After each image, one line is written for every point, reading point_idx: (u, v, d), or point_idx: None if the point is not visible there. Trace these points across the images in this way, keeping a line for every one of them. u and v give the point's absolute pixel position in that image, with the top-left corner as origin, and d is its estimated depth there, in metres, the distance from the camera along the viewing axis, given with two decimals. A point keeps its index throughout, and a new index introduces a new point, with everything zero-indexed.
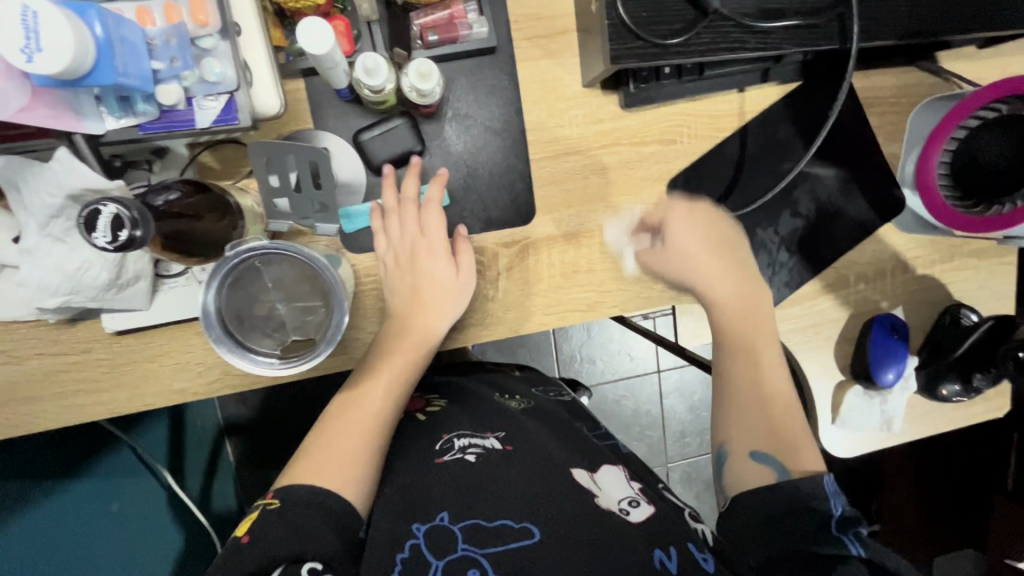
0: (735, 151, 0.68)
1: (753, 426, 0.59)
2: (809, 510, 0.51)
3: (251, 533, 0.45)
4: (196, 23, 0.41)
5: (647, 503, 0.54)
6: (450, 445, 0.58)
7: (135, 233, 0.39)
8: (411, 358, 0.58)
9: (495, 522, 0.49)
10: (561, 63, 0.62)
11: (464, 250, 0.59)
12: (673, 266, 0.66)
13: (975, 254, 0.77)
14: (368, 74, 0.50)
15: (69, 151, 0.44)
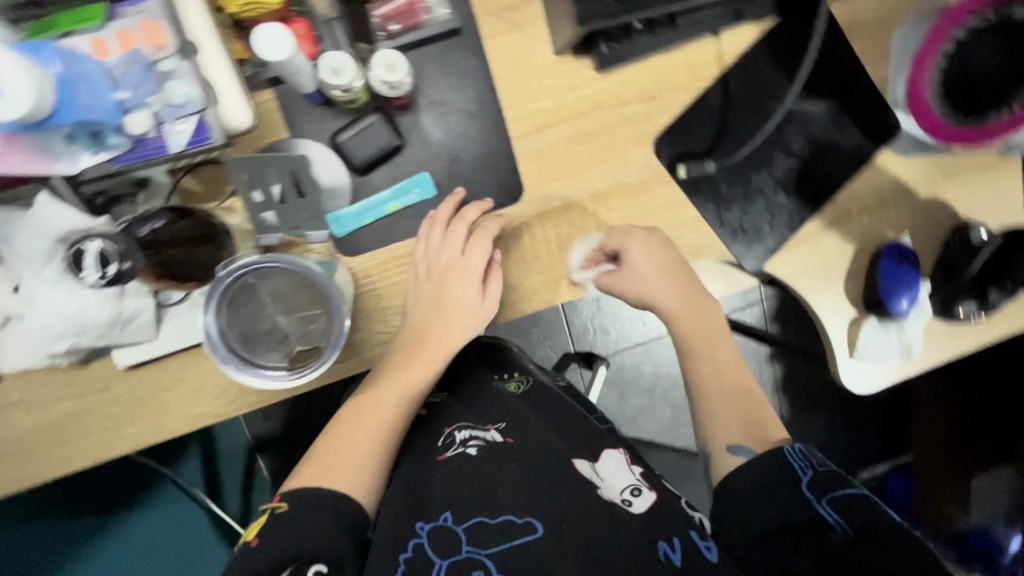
0: (718, 98, 0.67)
1: (729, 413, 0.61)
2: (783, 475, 0.51)
3: (260, 535, 0.46)
4: (154, 47, 0.41)
5: (648, 491, 0.57)
6: (451, 440, 0.60)
7: (123, 267, 0.47)
8: (434, 366, 0.59)
9: (498, 519, 0.51)
10: (529, 34, 0.60)
11: (495, 278, 0.60)
12: (631, 283, 0.64)
13: (978, 169, 0.75)
14: (334, 73, 0.49)
15: (49, 195, 0.48)
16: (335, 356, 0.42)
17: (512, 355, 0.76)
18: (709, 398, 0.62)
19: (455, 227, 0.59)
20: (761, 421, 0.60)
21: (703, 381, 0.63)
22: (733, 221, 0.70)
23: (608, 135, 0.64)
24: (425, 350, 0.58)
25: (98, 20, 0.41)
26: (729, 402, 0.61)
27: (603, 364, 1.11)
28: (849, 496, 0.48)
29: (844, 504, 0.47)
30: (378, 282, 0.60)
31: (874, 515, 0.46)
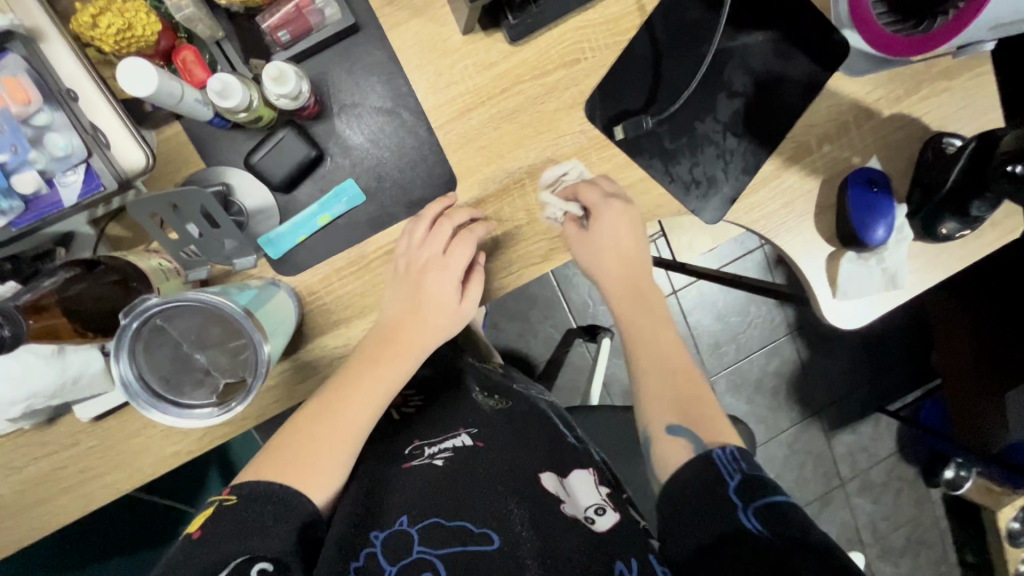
0: (646, 49, 0.63)
1: (661, 397, 0.54)
2: (706, 483, 0.44)
3: (201, 527, 0.44)
4: (18, 103, 0.40)
5: (613, 511, 0.53)
6: (419, 450, 0.57)
7: (2, 333, 0.35)
8: (410, 366, 0.56)
9: (454, 523, 0.49)
10: (433, 17, 0.58)
11: (477, 283, 0.59)
12: (589, 252, 0.61)
13: (944, 75, 0.70)
14: (222, 95, 0.48)
15: None
16: (259, 385, 0.41)
17: (498, 380, 0.72)
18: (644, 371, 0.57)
19: (441, 225, 0.57)
20: (693, 403, 0.53)
21: (654, 359, 0.57)
22: (683, 174, 0.66)
23: (536, 107, 0.61)
24: (402, 348, 0.56)
25: None
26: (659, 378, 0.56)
27: (607, 333, 1.10)
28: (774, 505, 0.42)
29: (772, 515, 0.41)
30: (323, 297, 0.59)
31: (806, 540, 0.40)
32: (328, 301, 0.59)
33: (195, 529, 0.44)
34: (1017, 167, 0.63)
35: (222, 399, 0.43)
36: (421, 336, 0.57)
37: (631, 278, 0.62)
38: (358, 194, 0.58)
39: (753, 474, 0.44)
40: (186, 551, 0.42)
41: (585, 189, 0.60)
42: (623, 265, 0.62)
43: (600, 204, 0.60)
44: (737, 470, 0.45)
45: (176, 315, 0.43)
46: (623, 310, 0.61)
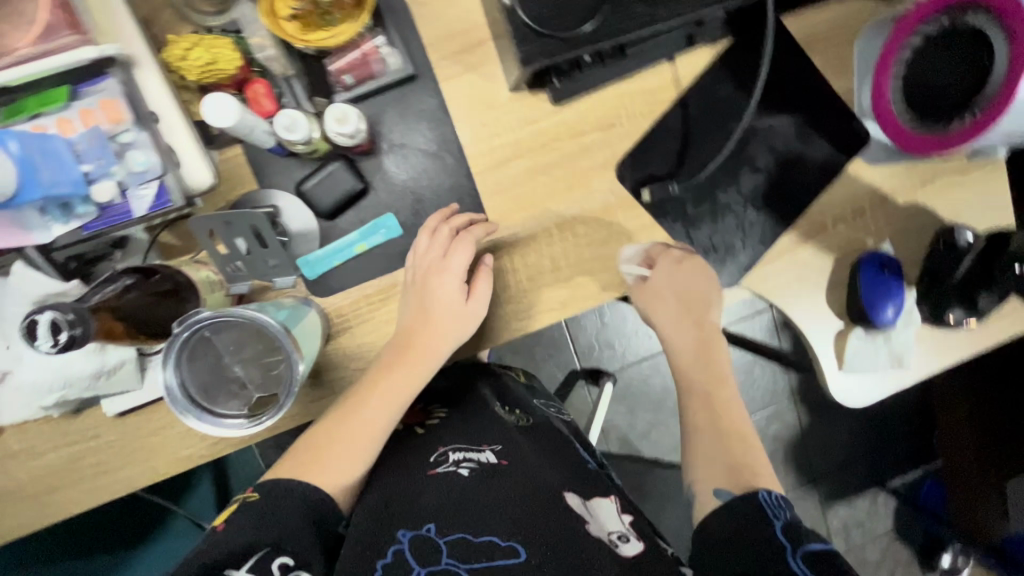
0: (679, 121, 0.67)
1: (713, 464, 0.56)
2: (755, 521, 0.48)
3: (226, 520, 0.47)
4: (112, 122, 0.44)
5: (637, 539, 0.52)
6: (444, 458, 0.58)
7: (75, 333, 0.38)
8: (424, 367, 0.59)
9: (482, 539, 0.49)
10: (484, 74, 0.62)
11: (482, 282, 0.61)
12: (645, 297, 0.67)
13: (958, 171, 0.74)
14: (288, 130, 0.52)
15: (24, 262, 0.49)
16: (291, 404, 0.43)
17: (518, 391, 0.75)
18: (705, 436, 0.60)
19: (441, 236, 0.60)
20: (744, 465, 0.56)
21: (701, 423, 0.61)
22: (703, 239, 0.70)
23: (571, 164, 0.65)
24: (416, 353, 0.59)
25: (57, 100, 0.43)
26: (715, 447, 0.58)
27: (610, 380, 1.09)
28: (821, 552, 0.45)
29: (816, 563, 0.44)
30: (350, 319, 0.62)
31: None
32: (351, 324, 0.62)
33: (220, 521, 0.47)
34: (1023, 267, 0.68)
35: (254, 411, 0.45)
36: (429, 342, 0.59)
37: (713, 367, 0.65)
38: (394, 225, 0.62)
39: (795, 523, 0.48)
40: (212, 541, 0.45)
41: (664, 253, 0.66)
42: (684, 318, 0.67)
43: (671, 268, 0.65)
44: (784, 518, 0.48)
45: (223, 327, 0.45)
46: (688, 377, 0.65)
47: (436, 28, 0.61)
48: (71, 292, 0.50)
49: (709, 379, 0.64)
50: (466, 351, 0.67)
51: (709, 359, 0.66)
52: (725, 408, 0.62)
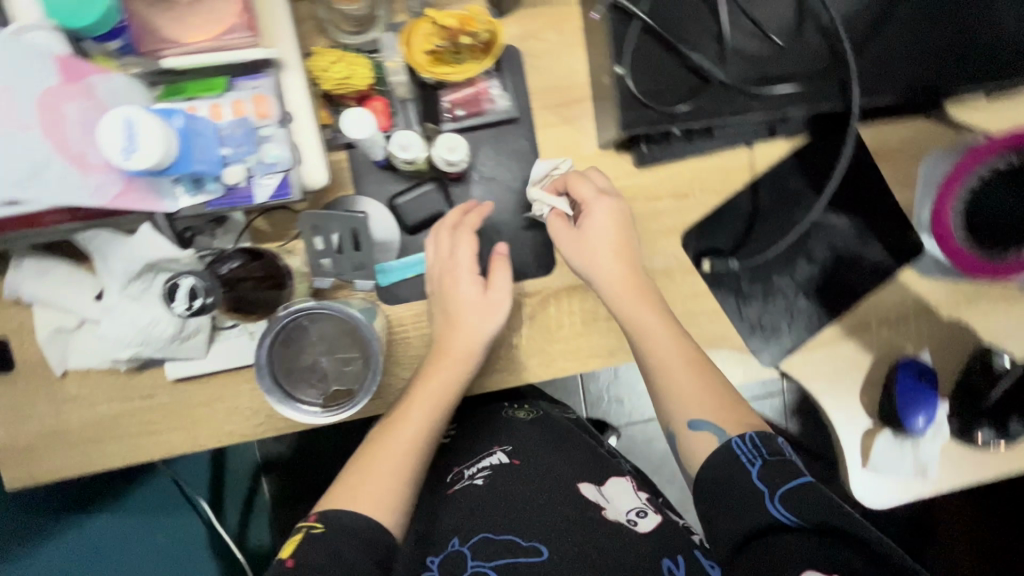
0: (747, 202, 0.71)
1: (695, 398, 0.53)
2: (731, 470, 0.48)
3: (295, 556, 0.45)
4: (259, 116, 0.49)
5: (653, 513, 0.60)
6: (461, 476, 0.65)
7: None
8: (457, 376, 0.58)
9: (501, 537, 0.56)
10: (578, 127, 0.66)
11: (498, 269, 0.60)
12: (578, 248, 0.60)
13: (1005, 297, 0.76)
14: (402, 149, 0.57)
15: (151, 225, 0.52)
16: (367, 401, 0.46)
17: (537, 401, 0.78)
18: (673, 374, 0.55)
19: (444, 240, 0.61)
20: (724, 404, 0.53)
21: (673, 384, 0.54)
22: (752, 316, 0.73)
23: (641, 223, 0.69)
24: (446, 362, 0.58)
25: (216, 88, 0.48)
26: (687, 379, 0.55)
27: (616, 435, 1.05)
28: (796, 487, 0.45)
29: (795, 499, 0.44)
30: (410, 331, 0.64)
31: (826, 509, 0.43)
32: (410, 336, 0.64)
33: (288, 556, 0.45)
34: None
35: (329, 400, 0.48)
36: (454, 342, 0.59)
37: (636, 278, 0.60)
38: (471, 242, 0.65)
39: (772, 462, 0.47)
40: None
41: (575, 180, 0.62)
42: (620, 258, 0.60)
43: (593, 198, 0.60)
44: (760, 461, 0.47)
45: (317, 317, 0.49)
46: (627, 309, 0.58)
47: (542, 80, 0.65)
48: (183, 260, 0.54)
49: (630, 292, 0.59)
50: (509, 382, 0.69)
51: (629, 269, 0.60)
52: (683, 352, 0.56)
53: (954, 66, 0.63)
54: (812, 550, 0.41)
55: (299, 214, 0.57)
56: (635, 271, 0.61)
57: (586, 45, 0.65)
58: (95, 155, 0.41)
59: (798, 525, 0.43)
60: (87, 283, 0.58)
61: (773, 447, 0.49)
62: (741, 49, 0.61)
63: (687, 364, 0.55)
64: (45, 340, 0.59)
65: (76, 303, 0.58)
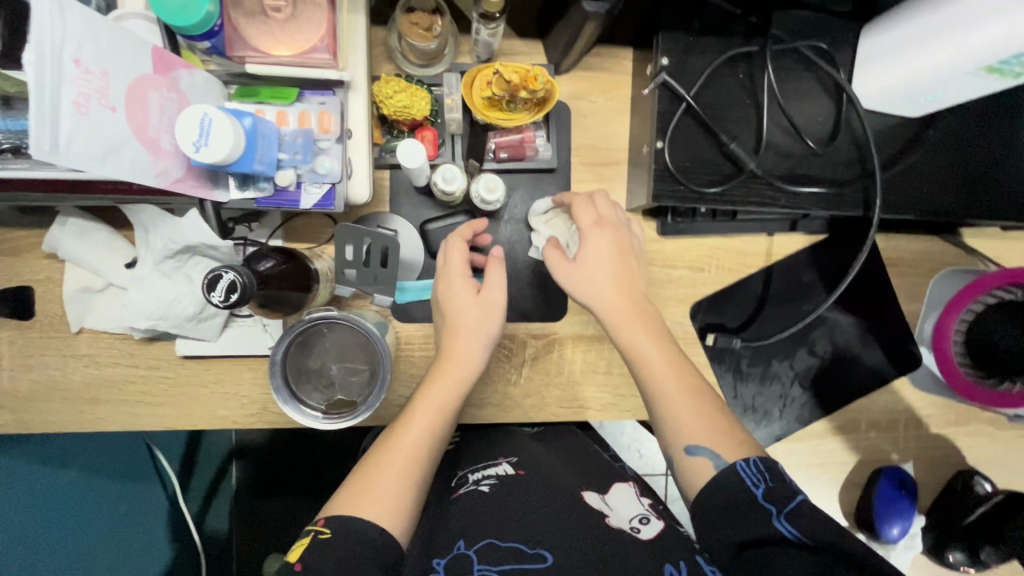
0: (759, 285, 0.74)
1: (691, 424, 0.51)
2: (737, 495, 0.46)
3: (302, 560, 0.47)
4: (321, 129, 0.51)
5: (656, 520, 0.64)
6: (465, 481, 0.70)
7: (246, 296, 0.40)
8: (460, 379, 0.58)
9: (506, 543, 0.59)
10: (610, 188, 0.70)
11: (493, 271, 0.59)
12: (578, 279, 0.57)
13: (993, 422, 0.78)
14: (445, 181, 0.60)
15: (198, 213, 0.56)
16: (368, 417, 0.48)
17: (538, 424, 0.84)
18: (672, 402, 0.52)
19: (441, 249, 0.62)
20: (717, 421, 0.51)
21: (680, 417, 0.51)
22: (746, 396, 0.74)
23: (654, 287, 0.71)
24: (447, 363, 0.58)
25: (286, 97, 0.51)
26: (687, 406, 0.52)
27: None
28: (801, 508, 0.44)
29: (798, 520, 0.43)
30: (415, 351, 0.66)
31: (832, 529, 0.43)
32: (415, 357, 0.66)
33: (295, 560, 0.47)
34: None
35: (331, 408, 0.50)
36: (454, 345, 0.59)
37: (637, 300, 0.57)
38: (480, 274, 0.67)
39: (777, 486, 0.45)
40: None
41: (578, 207, 0.59)
42: (620, 285, 0.57)
43: (587, 227, 0.58)
44: (766, 484, 0.46)
45: (336, 326, 0.51)
46: (626, 330, 0.55)
47: (585, 138, 0.69)
48: (222, 249, 0.56)
49: (630, 315, 0.55)
50: (501, 417, 0.70)
51: (631, 294, 0.56)
52: (697, 390, 0.53)
53: (973, 198, 0.66)
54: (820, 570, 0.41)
55: (337, 226, 0.58)
56: (637, 297, 0.57)
57: (630, 114, 0.69)
58: (166, 141, 0.44)
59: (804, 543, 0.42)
60: (122, 250, 0.61)
61: (776, 471, 0.47)
62: (776, 144, 0.64)
63: (686, 392, 0.52)
64: (68, 297, 0.61)
65: (107, 268, 0.60)
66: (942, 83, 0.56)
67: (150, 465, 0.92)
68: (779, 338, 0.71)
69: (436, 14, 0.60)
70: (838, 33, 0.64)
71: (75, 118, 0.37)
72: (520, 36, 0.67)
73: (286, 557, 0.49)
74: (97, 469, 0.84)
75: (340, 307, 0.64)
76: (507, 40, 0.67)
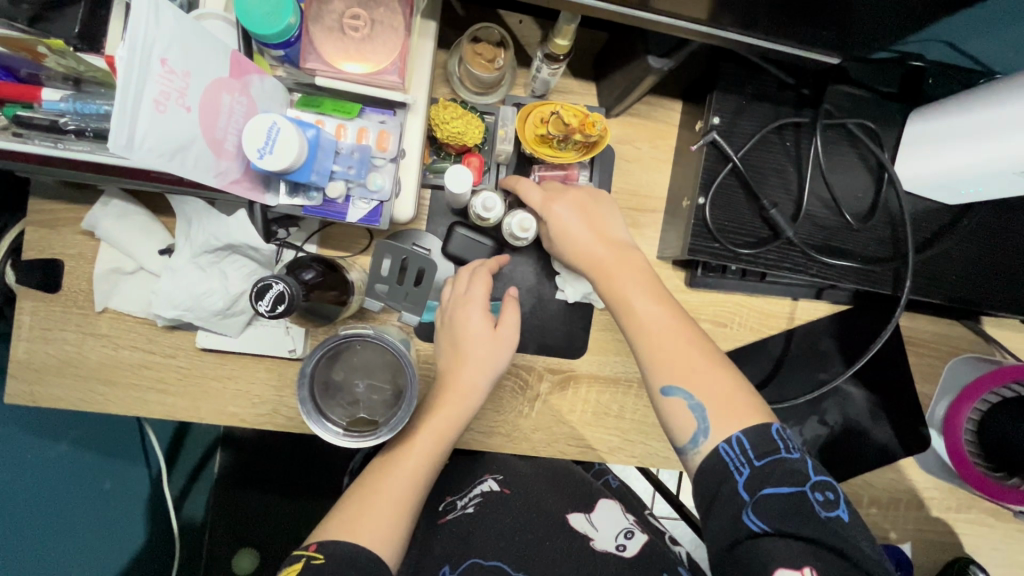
0: (777, 348, 0.74)
1: (666, 359, 0.52)
2: (719, 480, 0.47)
3: None
4: (378, 148, 0.52)
5: (640, 533, 0.69)
6: (453, 506, 0.70)
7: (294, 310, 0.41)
8: (464, 411, 0.58)
9: (490, 563, 0.63)
10: (643, 234, 0.70)
11: (509, 312, 0.60)
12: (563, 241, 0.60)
13: (994, 513, 0.78)
14: (484, 209, 0.61)
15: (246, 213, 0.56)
16: (389, 438, 0.48)
17: None
18: (650, 339, 0.53)
19: (461, 280, 0.62)
20: (691, 360, 0.52)
21: (651, 341, 0.53)
22: None
23: None
24: (451, 394, 0.58)
25: (348, 112, 0.51)
26: (669, 339, 0.53)
27: None
28: (774, 498, 0.44)
29: (771, 510, 0.44)
30: (430, 372, 0.65)
31: (801, 514, 0.44)
32: (431, 379, 0.65)
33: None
34: None
35: (351, 425, 0.49)
36: (460, 375, 0.59)
37: (621, 253, 0.59)
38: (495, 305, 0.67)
39: (759, 469, 0.46)
40: None
41: (521, 186, 0.61)
42: (598, 237, 0.60)
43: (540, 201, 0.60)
44: (747, 468, 0.46)
45: (368, 345, 0.52)
46: (608, 283, 0.58)
47: (625, 182, 0.70)
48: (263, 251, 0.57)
49: (607, 260, 0.59)
50: (508, 448, 0.69)
51: (603, 240, 0.60)
52: (673, 325, 0.54)
53: (999, 290, 0.67)
54: (791, 557, 0.43)
55: (378, 241, 0.59)
56: (614, 243, 0.60)
57: (672, 165, 0.70)
58: (230, 143, 0.45)
59: (772, 533, 0.44)
60: (158, 236, 0.61)
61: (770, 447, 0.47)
62: (814, 215, 0.65)
63: (665, 327, 0.54)
64: (97, 276, 0.61)
65: (142, 252, 0.61)
66: (985, 180, 0.57)
67: (138, 445, 0.91)
68: (793, 403, 0.71)
69: (500, 47, 0.61)
70: (885, 113, 0.65)
71: (154, 116, 0.37)
72: (575, 77, 0.68)
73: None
74: (86, 442, 0.83)
75: (364, 320, 0.64)
76: (562, 79, 0.68)
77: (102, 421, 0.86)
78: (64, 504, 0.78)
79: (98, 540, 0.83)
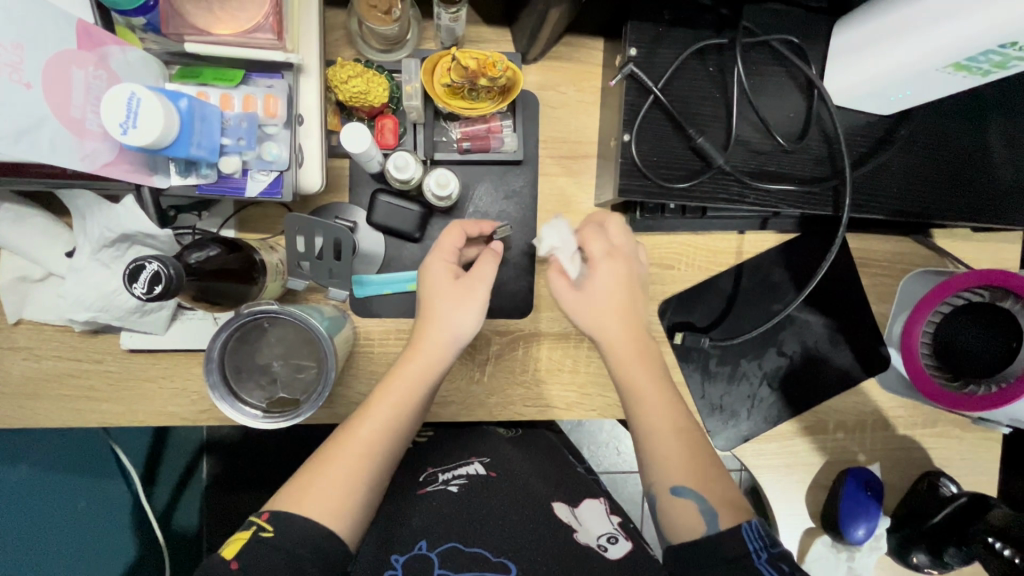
0: (728, 284, 0.72)
1: (675, 451, 0.51)
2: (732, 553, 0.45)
3: (240, 558, 0.43)
4: (266, 114, 0.49)
5: (624, 540, 0.59)
6: (434, 478, 0.63)
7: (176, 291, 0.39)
8: (426, 371, 0.54)
9: (472, 550, 0.54)
10: (578, 181, 0.67)
11: (484, 261, 0.56)
12: (585, 312, 0.56)
13: (958, 424, 0.78)
14: (398, 169, 0.58)
15: (133, 198, 0.52)
16: (308, 414, 0.46)
17: None
18: (656, 439, 0.52)
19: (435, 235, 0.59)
20: (700, 464, 0.51)
21: (663, 449, 0.52)
22: (714, 396, 0.73)
23: None
24: (416, 353, 0.54)
25: (230, 79, 0.48)
26: (671, 438, 0.52)
27: None
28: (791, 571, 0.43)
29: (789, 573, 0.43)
30: (374, 346, 0.63)
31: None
32: (371, 353, 0.63)
33: (232, 557, 0.44)
34: (1000, 544, 0.71)
35: (271, 408, 0.48)
36: (426, 335, 0.55)
37: (642, 338, 0.57)
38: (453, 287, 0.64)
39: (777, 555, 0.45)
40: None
41: (590, 233, 0.58)
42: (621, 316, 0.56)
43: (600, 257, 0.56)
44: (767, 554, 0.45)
45: (279, 321, 0.50)
46: (625, 367, 0.56)
47: (554, 130, 0.67)
48: (162, 237, 0.53)
49: (630, 349, 0.56)
50: (465, 416, 0.68)
51: (631, 326, 0.57)
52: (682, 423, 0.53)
53: (943, 198, 0.65)
54: None
55: (288, 213, 0.55)
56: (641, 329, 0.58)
57: (600, 106, 0.67)
58: (93, 122, 0.42)
59: None
60: (61, 238, 0.58)
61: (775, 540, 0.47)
62: (746, 140, 0.62)
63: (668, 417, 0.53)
64: (4, 287, 0.58)
65: (45, 256, 0.57)
66: (915, 81, 0.55)
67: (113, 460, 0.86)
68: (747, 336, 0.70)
69: None
70: (809, 27, 0.62)
71: None
72: (486, 24, 0.65)
73: (221, 552, 0.45)
74: (52, 463, 0.77)
75: (295, 301, 0.62)
76: (473, 27, 0.65)
77: (70, 439, 0.80)
78: (45, 532, 0.75)
79: (83, 560, 0.79)
